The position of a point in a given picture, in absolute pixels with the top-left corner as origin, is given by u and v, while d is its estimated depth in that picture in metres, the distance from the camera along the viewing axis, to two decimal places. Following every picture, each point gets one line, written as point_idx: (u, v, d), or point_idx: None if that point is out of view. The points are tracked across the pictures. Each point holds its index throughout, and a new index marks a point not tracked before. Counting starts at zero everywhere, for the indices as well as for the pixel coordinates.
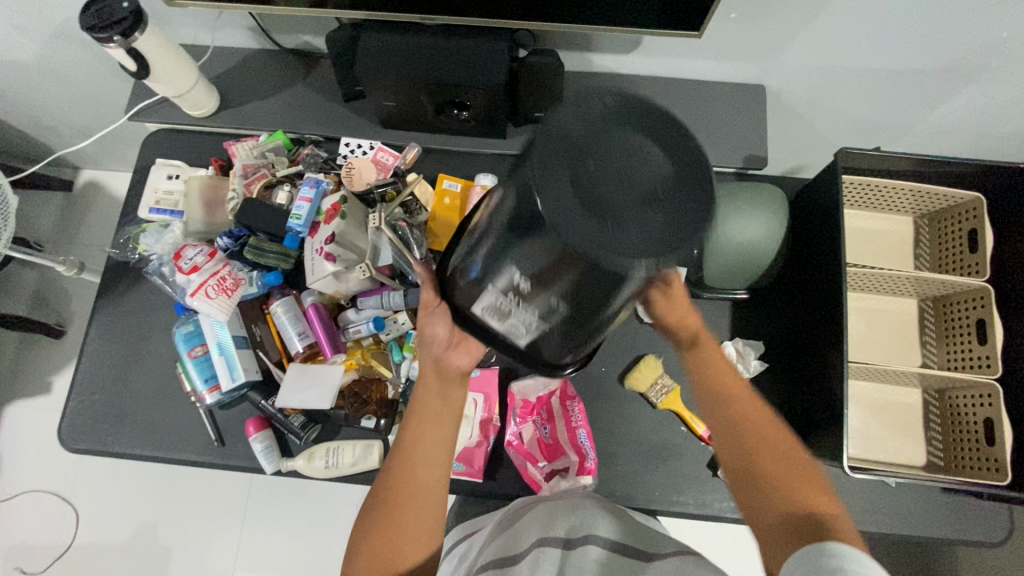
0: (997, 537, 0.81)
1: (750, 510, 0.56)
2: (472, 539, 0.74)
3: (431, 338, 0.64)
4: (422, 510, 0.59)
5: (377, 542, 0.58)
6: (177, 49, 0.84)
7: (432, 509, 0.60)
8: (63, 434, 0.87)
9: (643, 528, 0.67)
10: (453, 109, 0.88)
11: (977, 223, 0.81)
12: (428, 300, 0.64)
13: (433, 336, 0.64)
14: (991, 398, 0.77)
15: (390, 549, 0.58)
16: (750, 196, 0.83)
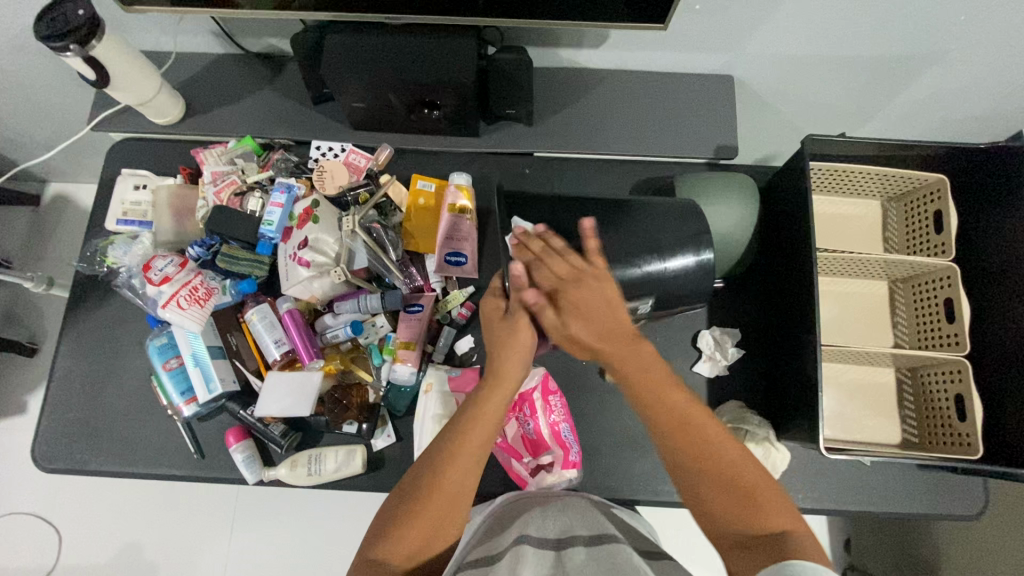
0: (971, 508, 0.83)
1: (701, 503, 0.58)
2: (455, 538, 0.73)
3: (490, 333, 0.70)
4: (449, 512, 0.60)
5: (401, 543, 0.58)
6: (137, 56, 0.82)
7: (456, 512, 0.60)
8: (37, 454, 0.85)
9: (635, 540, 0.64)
10: (423, 109, 0.87)
11: (941, 204, 0.83)
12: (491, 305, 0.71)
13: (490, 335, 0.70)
14: (962, 374, 0.77)
15: (413, 548, 0.58)
16: (722, 186, 0.83)
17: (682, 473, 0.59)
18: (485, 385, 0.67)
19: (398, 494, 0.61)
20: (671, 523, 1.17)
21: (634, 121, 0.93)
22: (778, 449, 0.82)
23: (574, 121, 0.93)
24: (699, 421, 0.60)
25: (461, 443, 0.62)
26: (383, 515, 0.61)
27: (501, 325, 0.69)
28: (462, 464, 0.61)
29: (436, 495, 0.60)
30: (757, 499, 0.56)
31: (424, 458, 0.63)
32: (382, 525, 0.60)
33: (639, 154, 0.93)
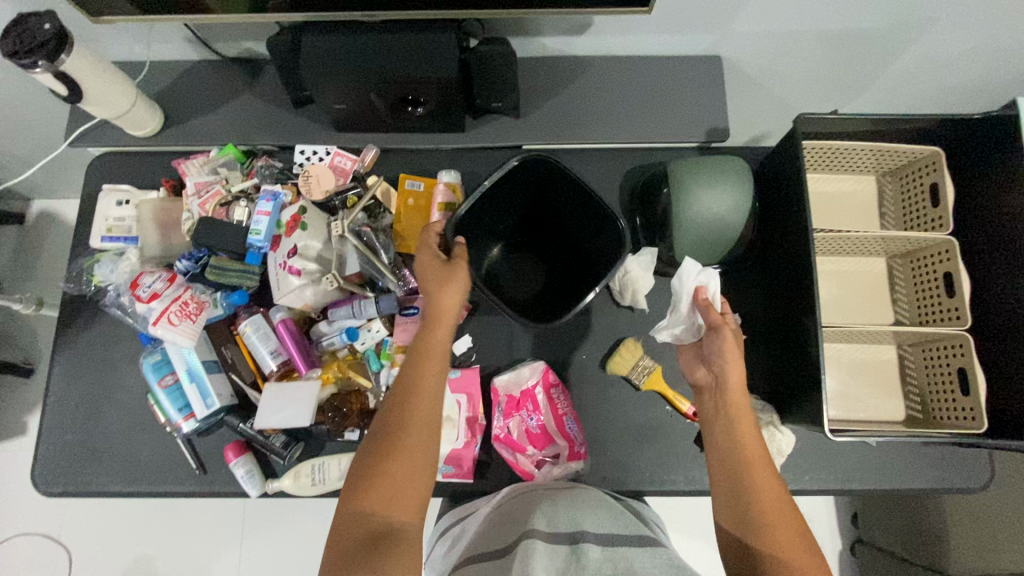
0: (976, 480, 0.84)
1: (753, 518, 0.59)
2: (467, 520, 0.73)
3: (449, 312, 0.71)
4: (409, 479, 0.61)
5: (382, 492, 0.60)
6: (109, 68, 0.80)
7: (425, 449, 0.63)
8: (37, 479, 0.84)
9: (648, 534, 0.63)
10: (407, 106, 0.85)
11: (937, 176, 0.82)
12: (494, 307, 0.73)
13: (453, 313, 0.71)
14: (963, 349, 0.77)
15: (390, 505, 0.60)
16: (712, 169, 0.82)
17: (731, 512, 0.61)
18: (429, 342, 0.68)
19: (367, 448, 0.63)
20: (679, 507, 1.18)
21: (622, 107, 0.91)
22: (781, 433, 0.81)
23: (561, 111, 0.91)
24: (760, 467, 0.61)
25: (421, 379, 0.66)
26: (358, 470, 0.62)
27: (438, 268, 0.72)
28: (426, 396, 0.65)
29: (408, 435, 0.62)
30: (787, 543, 0.58)
31: (391, 400, 0.65)
32: (358, 481, 0.61)
33: (629, 141, 0.92)
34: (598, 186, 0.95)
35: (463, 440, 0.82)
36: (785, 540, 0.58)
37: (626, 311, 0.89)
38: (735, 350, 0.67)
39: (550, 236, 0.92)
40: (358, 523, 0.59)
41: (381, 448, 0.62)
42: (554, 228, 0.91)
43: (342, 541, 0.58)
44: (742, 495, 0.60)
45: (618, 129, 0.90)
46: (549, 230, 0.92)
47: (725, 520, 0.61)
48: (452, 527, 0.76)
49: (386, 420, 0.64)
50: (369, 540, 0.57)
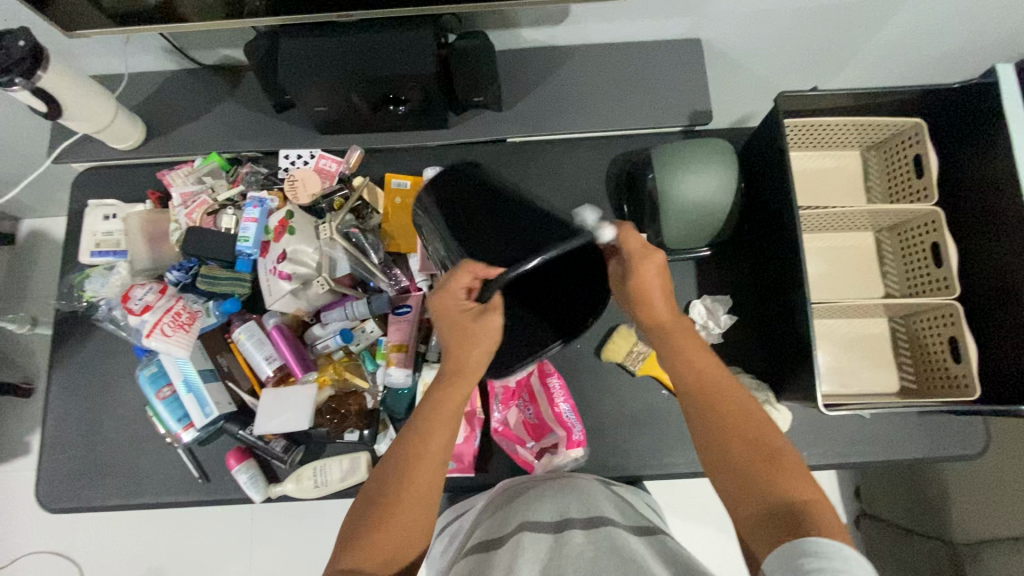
0: (974, 447, 0.84)
1: (728, 479, 0.56)
2: (465, 518, 0.74)
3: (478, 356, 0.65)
4: (415, 526, 0.59)
5: (370, 546, 0.56)
6: (87, 82, 0.79)
7: (422, 512, 0.59)
8: (42, 496, 0.84)
9: (644, 521, 0.63)
10: (389, 106, 0.85)
11: (920, 148, 0.82)
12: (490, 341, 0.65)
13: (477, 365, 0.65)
14: (954, 319, 0.77)
15: (388, 552, 0.57)
16: (694, 152, 0.82)
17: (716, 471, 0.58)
18: (450, 378, 0.65)
19: (361, 501, 0.60)
20: (683, 491, 1.18)
21: (604, 95, 0.91)
22: (779, 411, 0.82)
23: (542, 102, 0.91)
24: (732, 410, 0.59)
25: (426, 437, 0.62)
26: (351, 521, 0.59)
27: (469, 323, 0.64)
28: (429, 462, 0.61)
29: (408, 498, 0.59)
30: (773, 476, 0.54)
31: (391, 453, 0.62)
32: (351, 535, 0.58)
33: (613, 129, 0.92)
34: (585, 175, 0.95)
35: (463, 436, 0.83)
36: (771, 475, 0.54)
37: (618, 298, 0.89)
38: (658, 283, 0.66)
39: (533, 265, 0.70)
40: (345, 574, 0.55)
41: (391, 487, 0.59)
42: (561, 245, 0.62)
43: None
44: (719, 434, 0.58)
45: (600, 118, 0.90)
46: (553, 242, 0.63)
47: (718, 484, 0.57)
48: (450, 524, 0.76)
49: (383, 474, 0.60)
50: None
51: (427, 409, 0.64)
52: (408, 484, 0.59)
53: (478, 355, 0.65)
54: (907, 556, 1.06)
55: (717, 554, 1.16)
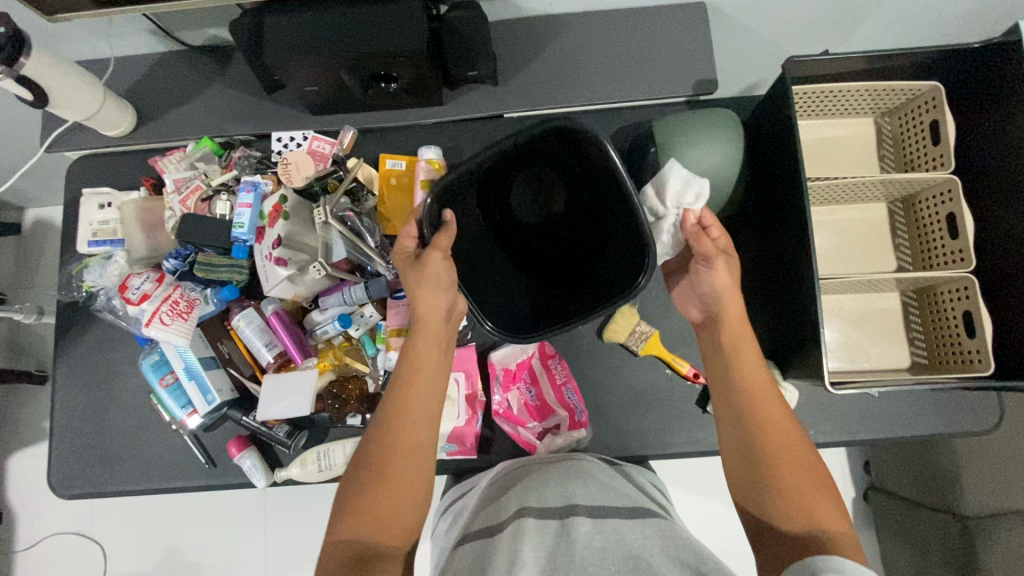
0: (985, 423, 0.82)
1: (764, 501, 0.57)
2: (467, 498, 0.73)
3: (435, 289, 0.68)
4: (403, 482, 0.59)
5: (370, 515, 0.57)
6: (74, 68, 0.78)
7: (420, 466, 0.61)
8: (54, 482, 0.86)
9: (646, 507, 0.62)
10: (380, 83, 0.82)
11: (937, 112, 0.78)
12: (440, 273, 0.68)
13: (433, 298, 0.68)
14: (968, 292, 0.75)
15: (382, 518, 0.57)
16: (697, 123, 0.79)
17: (749, 485, 0.59)
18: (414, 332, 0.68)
19: (353, 472, 0.61)
20: (689, 467, 1.18)
21: (604, 65, 0.88)
22: (784, 389, 0.81)
23: (540, 76, 0.88)
24: (779, 429, 0.59)
25: (409, 395, 0.64)
26: (347, 490, 0.59)
27: (412, 267, 0.69)
28: (416, 416, 0.63)
29: (399, 456, 0.60)
30: (795, 499, 0.56)
31: (379, 419, 0.63)
32: (342, 508, 0.59)
33: (612, 102, 0.89)
34: None
35: (465, 418, 0.82)
36: (791, 496, 0.56)
37: None
38: (727, 284, 0.66)
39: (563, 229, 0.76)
40: (344, 545, 0.56)
41: (375, 453, 0.60)
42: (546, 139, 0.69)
43: (326, 562, 0.56)
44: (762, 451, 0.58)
45: (599, 90, 0.87)
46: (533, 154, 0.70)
47: (745, 498, 0.59)
48: (453, 504, 0.76)
49: (373, 442, 0.61)
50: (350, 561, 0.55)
51: (405, 362, 0.66)
52: (390, 441, 0.61)
53: (427, 294, 0.68)
54: (916, 529, 1.07)
55: (724, 530, 1.16)
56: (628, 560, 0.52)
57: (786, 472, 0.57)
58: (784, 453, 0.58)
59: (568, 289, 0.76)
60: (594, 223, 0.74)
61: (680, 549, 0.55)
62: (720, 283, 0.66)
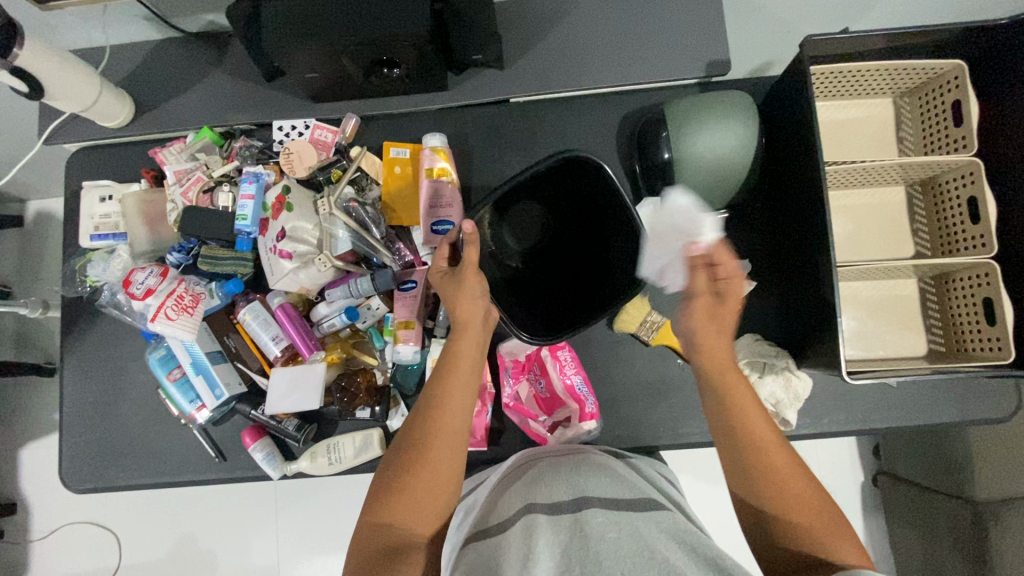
0: (1002, 411, 0.81)
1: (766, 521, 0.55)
2: (478, 490, 0.73)
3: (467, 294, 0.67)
4: (437, 478, 0.59)
5: (405, 504, 0.57)
6: (70, 57, 0.76)
7: (454, 463, 0.60)
8: (66, 476, 0.86)
9: (658, 502, 0.61)
10: (383, 69, 0.79)
11: (960, 92, 0.75)
12: (472, 281, 0.67)
13: (470, 303, 0.67)
14: (989, 278, 0.73)
15: (415, 512, 0.58)
16: (710, 108, 0.77)
17: (750, 505, 0.57)
18: (456, 332, 0.67)
19: (386, 465, 0.61)
20: (697, 454, 1.18)
21: (612, 47, 0.85)
22: (800, 378, 0.79)
23: (547, 59, 0.85)
24: (777, 460, 0.56)
25: (447, 388, 0.63)
26: (381, 480, 0.60)
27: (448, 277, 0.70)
28: (454, 408, 0.62)
29: (435, 447, 0.60)
30: (797, 518, 0.54)
31: (417, 411, 0.63)
32: (374, 497, 0.59)
33: (621, 85, 0.86)
34: (595, 135, 0.89)
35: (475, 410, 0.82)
36: (796, 518, 0.54)
37: None
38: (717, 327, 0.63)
39: (574, 239, 0.83)
40: (376, 533, 0.57)
41: (409, 448, 0.60)
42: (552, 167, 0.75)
43: (359, 547, 0.57)
44: (758, 480, 0.56)
45: (608, 73, 0.85)
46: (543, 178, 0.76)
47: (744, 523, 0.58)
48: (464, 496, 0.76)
49: (408, 435, 0.62)
50: (379, 548, 0.56)
51: (444, 361, 0.66)
52: (426, 437, 0.60)
53: (466, 303, 0.67)
54: (926, 514, 1.06)
55: (732, 516, 1.16)
56: (643, 553, 0.51)
57: (786, 496, 0.55)
58: (781, 479, 0.55)
59: (579, 295, 0.81)
60: (598, 235, 0.80)
61: (693, 545, 0.54)
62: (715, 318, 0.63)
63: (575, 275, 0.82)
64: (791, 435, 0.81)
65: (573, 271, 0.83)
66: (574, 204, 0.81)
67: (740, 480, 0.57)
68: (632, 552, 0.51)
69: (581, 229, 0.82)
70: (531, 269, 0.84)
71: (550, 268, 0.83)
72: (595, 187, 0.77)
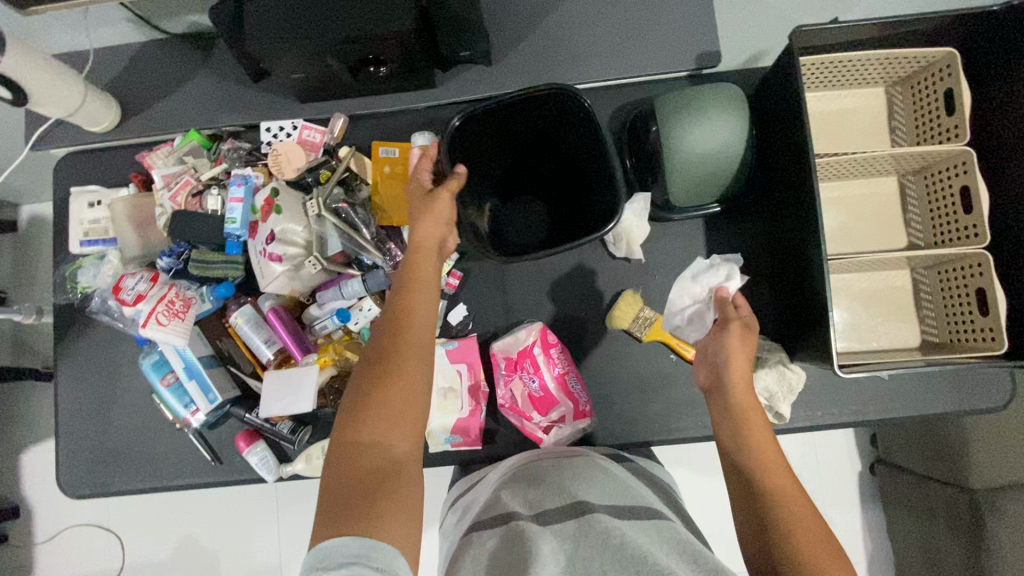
0: (996, 400, 0.81)
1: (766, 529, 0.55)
2: (476, 490, 0.73)
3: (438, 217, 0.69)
4: (409, 391, 0.57)
5: (377, 421, 0.55)
6: (53, 62, 0.75)
7: (426, 374, 0.59)
8: (64, 482, 0.87)
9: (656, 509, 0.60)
10: (369, 67, 0.78)
11: (952, 80, 0.74)
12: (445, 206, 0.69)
13: (439, 223, 0.68)
14: (982, 269, 0.72)
15: (391, 425, 0.55)
16: (701, 101, 0.76)
17: (753, 516, 0.56)
18: (417, 249, 0.67)
19: (354, 387, 0.58)
20: (694, 448, 1.18)
21: (600, 41, 0.84)
22: (792, 371, 0.79)
23: (534, 54, 0.85)
24: (779, 480, 0.57)
25: (408, 304, 0.62)
26: (347, 405, 0.57)
27: (420, 202, 0.70)
28: (417, 321, 0.61)
29: (401, 359, 0.58)
30: (796, 530, 0.53)
31: (380, 329, 0.62)
32: (345, 419, 0.56)
33: (610, 79, 0.85)
34: None
35: (468, 409, 0.82)
36: (796, 530, 0.53)
37: (623, 261, 0.86)
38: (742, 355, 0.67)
39: (565, 196, 0.85)
40: (353, 453, 0.54)
41: (377, 362, 0.58)
42: (533, 128, 0.82)
43: (335, 473, 0.53)
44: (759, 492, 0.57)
45: (596, 67, 0.84)
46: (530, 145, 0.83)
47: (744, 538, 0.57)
48: (462, 496, 0.76)
49: (375, 353, 0.59)
50: (359, 469, 0.53)
51: (405, 278, 0.65)
52: (397, 352, 0.59)
53: (427, 226, 0.68)
54: (923, 503, 1.06)
55: (731, 510, 1.16)
56: (645, 560, 0.51)
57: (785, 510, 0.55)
58: (782, 495, 0.56)
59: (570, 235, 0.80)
60: (582, 183, 0.82)
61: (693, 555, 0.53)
62: (731, 346, 0.67)
63: (571, 222, 0.82)
64: (785, 428, 0.81)
65: (565, 221, 0.83)
66: (562, 167, 0.85)
67: (743, 491, 0.59)
68: (635, 559, 0.50)
69: (569, 186, 0.84)
70: (526, 226, 0.85)
71: (545, 224, 0.85)
72: (571, 139, 0.81)
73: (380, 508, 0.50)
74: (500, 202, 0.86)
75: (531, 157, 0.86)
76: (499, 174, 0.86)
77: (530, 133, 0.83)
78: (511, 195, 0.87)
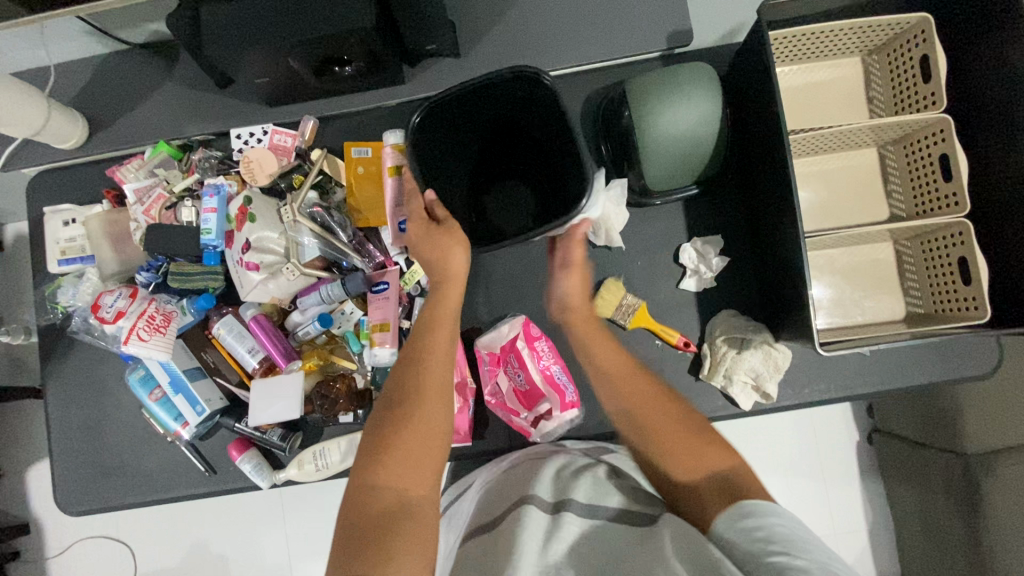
0: (984, 367, 0.81)
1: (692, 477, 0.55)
2: (465, 498, 0.73)
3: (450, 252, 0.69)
4: (428, 432, 0.57)
5: (396, 465, 0.54)
6: (9, 80, 0.74)
7: (444, 416, 0.58)
8: (62, 501, 0.87)
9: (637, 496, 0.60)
10: (334, 67, 0.77)
11: (927, 47, 0.72)
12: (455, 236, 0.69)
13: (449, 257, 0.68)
14: (963, 237, 0.72)
15: (410, 467, 0.54)
16: (671, 82, 0.74)
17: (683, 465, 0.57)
18: (440, 286, 0.67)
19: (373, 428, 0.57)
20: None
21: (568, 26, 0.83)
22: (777, 350, 0.79)
23: (501, 44, 0.83)
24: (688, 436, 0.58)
25: (431, 344, 0.62)
26: (367, 444, 0.56)
27: (431, 233, 0.70)
28: (438, 362, 0.61)
29: (424, 400, 0.58)
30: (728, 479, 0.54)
31: (400, 369, 0.61)
32: (362, 460, 0.55)
33: (581, 63, 0.83)
34: None
35: (457, 406, 0.82)
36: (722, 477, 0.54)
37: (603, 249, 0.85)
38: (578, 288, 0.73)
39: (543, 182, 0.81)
40: (366, 495, 0.52)
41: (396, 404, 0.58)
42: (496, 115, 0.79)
43: (349, 514, 0.52)
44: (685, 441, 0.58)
45: (565, 52, 0.83)
46: (502, 132, 0.81)
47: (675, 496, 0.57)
48: (452, 504, 0.76)
49: (394, 394, 0.59)
50: (374, 510, 0.51)
51: (425, 321, 0.65)
52: (417, 393, 0.58)
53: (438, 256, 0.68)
54: (920, 471, 1.07)
55: None
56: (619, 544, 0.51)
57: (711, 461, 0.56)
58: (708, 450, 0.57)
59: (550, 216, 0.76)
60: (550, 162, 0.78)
61: None
62: (570, 284, 0.73)
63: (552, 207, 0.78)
64: (774, 407, 0.81)
65: (547, 205, 0.79)
66: (533, 150, 0.81)
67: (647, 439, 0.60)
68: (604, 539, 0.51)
69: (544, 170, 0.80)
70: (506, 216, 0.81)
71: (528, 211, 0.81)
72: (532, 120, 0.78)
73: (394, 547, 0.48)
74: (477, 192, 0.83)
75: (503, 148, 0.82)
76: (472, 167, 0.83)
77: (493, 118, 0.79)
78: (490, 184, 0.83)
